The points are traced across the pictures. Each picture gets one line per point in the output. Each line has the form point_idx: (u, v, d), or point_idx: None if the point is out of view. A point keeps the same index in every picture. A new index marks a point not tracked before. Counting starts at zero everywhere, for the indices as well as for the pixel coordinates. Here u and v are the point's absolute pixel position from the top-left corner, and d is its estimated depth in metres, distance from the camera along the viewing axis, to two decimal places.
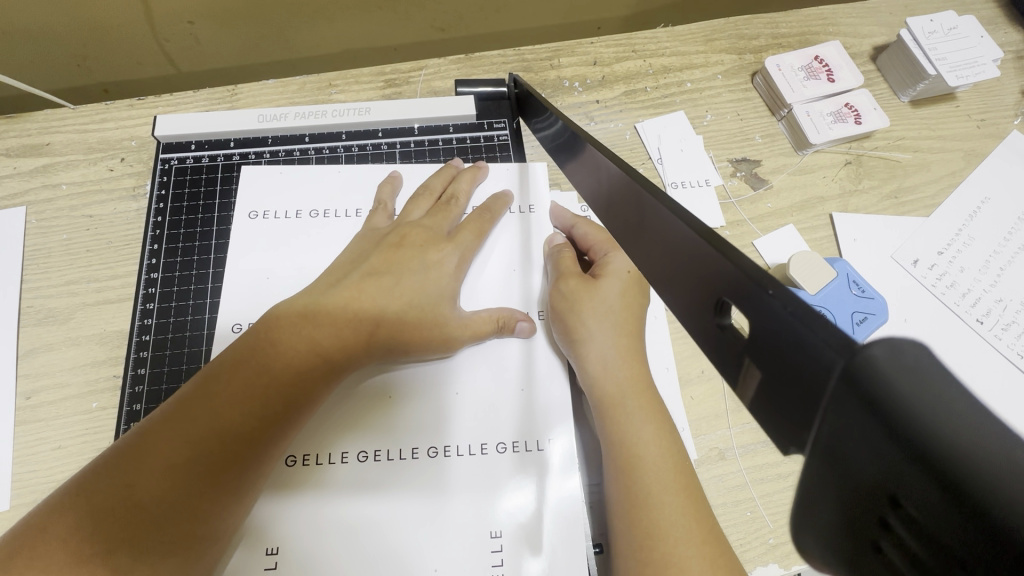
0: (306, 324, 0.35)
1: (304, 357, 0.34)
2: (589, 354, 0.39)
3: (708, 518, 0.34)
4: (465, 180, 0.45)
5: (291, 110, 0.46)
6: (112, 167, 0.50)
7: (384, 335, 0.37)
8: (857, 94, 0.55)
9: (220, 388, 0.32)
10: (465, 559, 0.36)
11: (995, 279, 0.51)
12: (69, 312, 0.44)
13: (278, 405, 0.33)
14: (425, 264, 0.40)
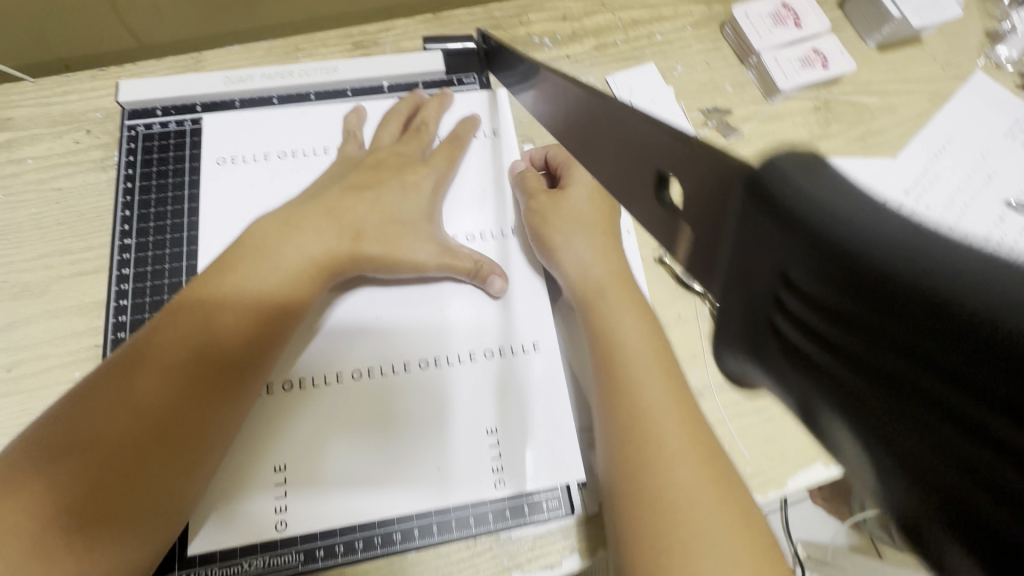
0: (281, 247, 0.37)
1: (283, 284, 0.36)
2: (573, 254, 0.40)
3: (688, 400, 0.34)
4: (432, 107, 0.46)
5: (258, 71, 0.45)
6: (79, 140, 0.49)
7: (367, 245, 0.39)
8: (823, 39, 0.56)
9: (198, 317, 0.33)
10: (466, 455, 0.38)
11: (960, 215, 0.53)
12: (44, 285, 0.44)
13: (263, 327, 0.35)
14: (402, 184, 0.42)
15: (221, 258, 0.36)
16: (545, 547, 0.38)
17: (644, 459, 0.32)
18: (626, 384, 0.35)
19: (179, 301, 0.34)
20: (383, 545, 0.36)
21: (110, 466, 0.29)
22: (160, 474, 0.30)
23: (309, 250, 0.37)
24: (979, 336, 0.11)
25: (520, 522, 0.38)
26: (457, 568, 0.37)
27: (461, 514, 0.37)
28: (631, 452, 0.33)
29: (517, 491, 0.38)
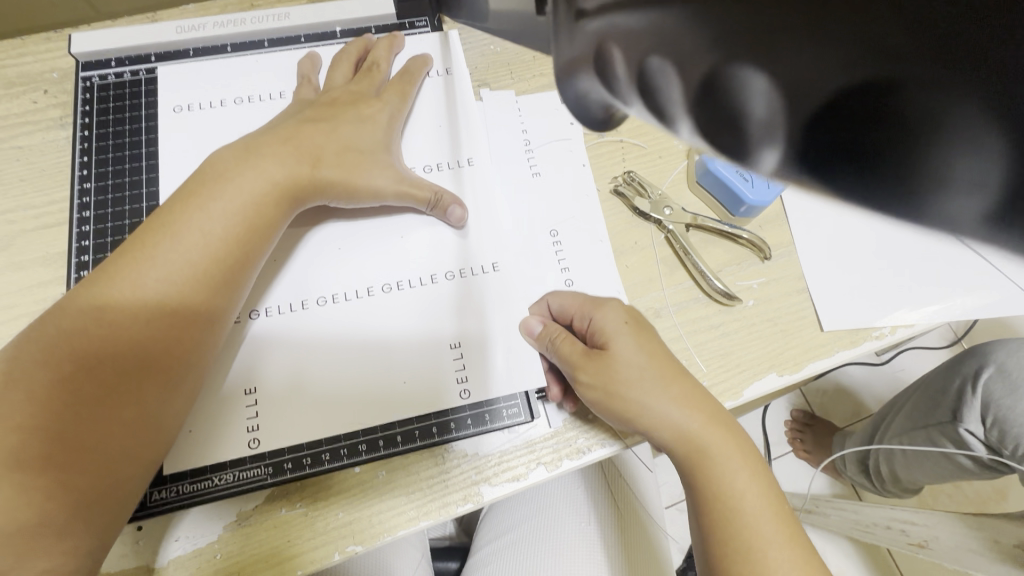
0: (237, 178, 0.36)
1: (240, 217, 0.36)
2: (622, 377, 0.37)
3: (738, 433, 0.37)
4: (382, 49, 0.47)
5: (210, 20, 0.46)
6: (36, 100, 0.49)
7: (326, 170, 0.40)
8: None
9: (155, 248, 0.34)
10: (431, 367, 0.41)
11: None
12: (8, 239, 0.44)
13: (223, 260, 0.35)
14: (359, 115, 0.43)
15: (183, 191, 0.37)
16: (506, 458, 0.41)
17: (722, 526, 0.34)
18: (694, 477, 0.36)
19: (146, 227, 0.35)
20: (350, 456, 0.39)
21: (102, 389, 0.31)
22: (152, 396, 0.33)
23: (263, 180, 0.37)
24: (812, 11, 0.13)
25: (478, 433, 0.41)
26: (422, 480, 0.40)
27: (424, 427, 0.40)
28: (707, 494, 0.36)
29: (476, 403, 0.41)
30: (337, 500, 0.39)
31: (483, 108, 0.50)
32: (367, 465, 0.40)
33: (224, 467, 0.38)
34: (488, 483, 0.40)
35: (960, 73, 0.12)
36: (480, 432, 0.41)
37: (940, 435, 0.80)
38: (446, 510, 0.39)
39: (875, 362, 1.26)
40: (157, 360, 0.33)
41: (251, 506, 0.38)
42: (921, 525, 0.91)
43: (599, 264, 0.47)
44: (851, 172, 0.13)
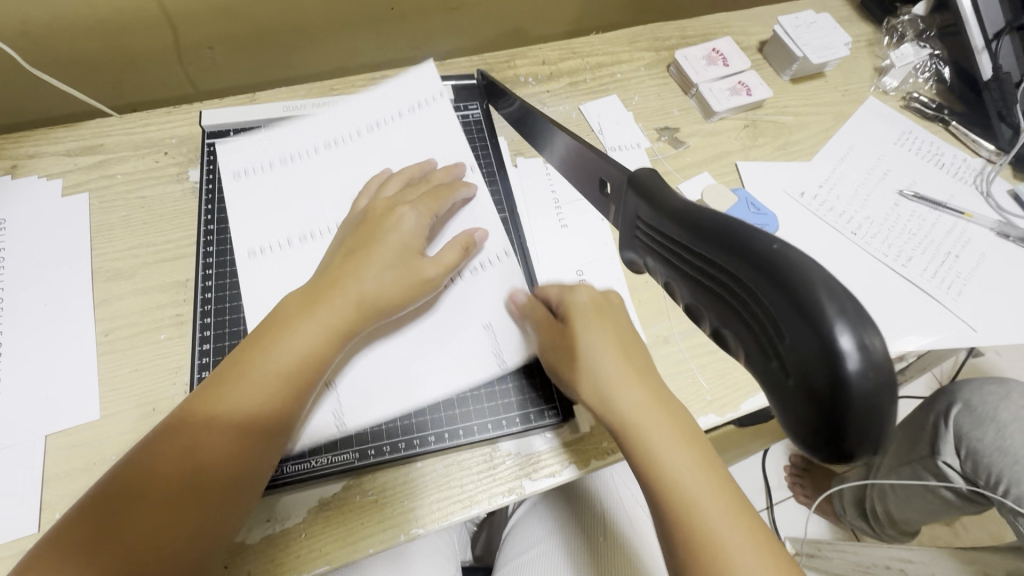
0: (292, 328, 0.42)
1: (287, 364, 0.41)
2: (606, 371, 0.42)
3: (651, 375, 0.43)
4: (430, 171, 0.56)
5: (308, 101, 0.61)
6: (158, 159, 0.61)
7: (373, 290, 0.45)
8: (746, 74, 0.72)
9: (221, 396, 0.40)
10: (488, 378, 0.50)
11: (863, 203, 0.66)
12: (133, 269, 0.54)
13: (277, 402, 0.40)
14: (390, 229, 0.48)
15: (251, 337, 0.43)
16: (542, 458, 0.49)
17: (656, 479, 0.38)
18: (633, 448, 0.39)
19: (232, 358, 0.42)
20: (421, 446, 0.47)
21: (174, 502, 0.37)
22: (213, 502, 0.38)
23: (310, 333, 0.42)
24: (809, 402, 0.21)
25: (524, 432, 0.49)
26: (474, 472, 0.48)
27: (481, 423, 0.49)
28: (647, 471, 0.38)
29: (527, 402, 0.50)
30: (403, 489, 0.46)
31: (525, 189, 0.61)
32: (427, 460, 0.47)
33: (318, 453, 0.46)
34: (530, 478, 0.48)
35: (816, 397, 0.21)
36: (530, 428, 0.49)
37: (922, 469, 0.86)
38: (492, 499, 0.47)
39: None
40: (221, 472, 0.38)
41: (331, 492, 0.46)
42: (916, 563, 0.90)
43: (616, 297, 0.56)
44: (814, 413, 0.21)
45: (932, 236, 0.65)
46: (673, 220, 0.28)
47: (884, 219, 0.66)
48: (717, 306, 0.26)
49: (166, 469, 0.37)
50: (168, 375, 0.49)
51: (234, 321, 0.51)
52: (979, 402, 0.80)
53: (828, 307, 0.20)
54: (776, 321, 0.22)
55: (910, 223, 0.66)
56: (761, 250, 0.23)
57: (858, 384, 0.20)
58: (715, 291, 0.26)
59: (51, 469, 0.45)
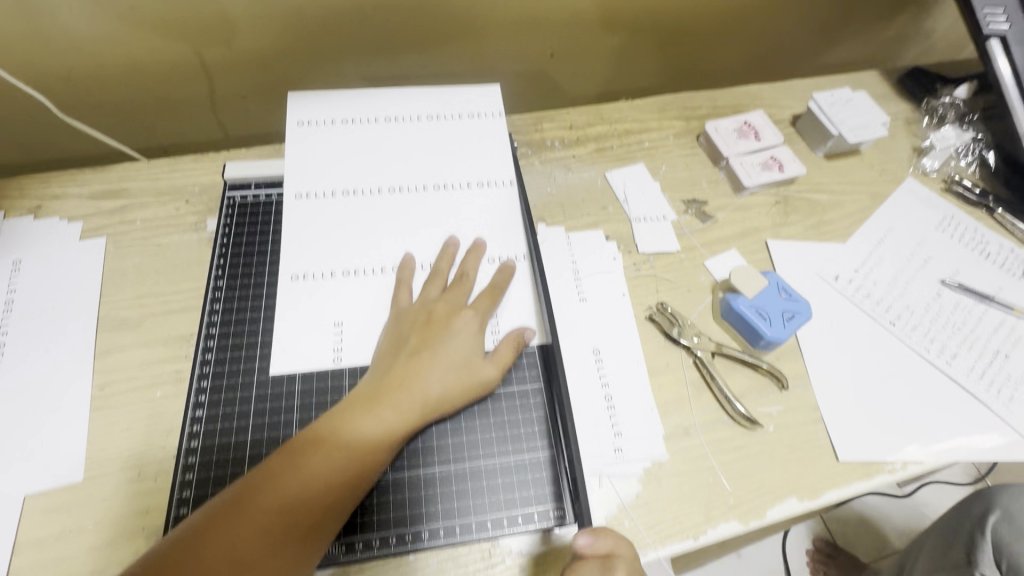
0: (363, 420, 0.43)
1: (347, 464, 0.41)
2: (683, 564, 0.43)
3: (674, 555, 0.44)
4: (471, 259, 0.54)
5: (326, 120, 0.59)
6: (178, 207, 0.60)
7: (436, 396, 0.46)
8: (778, 149, 0.70)
9: (276, 492, 0.39)
10: (492, 472, 0.47)
11: (902, 291, 0.63)
12: (139, 320, 0.53)
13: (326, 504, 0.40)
14: (452, 332, 0.49)
15: (313, 429, 0.43)
16: (550, 561, 0.44)
17: None
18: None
19: (289, 451, 0.41)
20: (413, 542, 0.44)
21: None
22: None
23: (371, 434, 0.43)
24: None
25: (527, 532, 0.45)
26: (472, 571, 0.44)
27: (479, 519, 0.45)
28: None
29: (534, 498, 0.46)
30: None
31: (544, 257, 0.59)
32: (420, 555, 0.44)
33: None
34: None
35: None
36: (534, 530, 0.45)
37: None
38: None
39: (897, 494, 1.27)
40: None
41: None
42: None
43: (634, 384, 0.53)
44: None
45: (979, 331, 0.61)
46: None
47: (925, 310, 0.62)
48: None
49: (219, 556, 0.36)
50: (159, 438, 0.47)
51: (230, 384, 0.49)
52: (1018, 512, 0.74)
53: None
54: None
55: (954, 315, 0.61)
56: None
57: None
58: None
59: (24, 535, 0.43)
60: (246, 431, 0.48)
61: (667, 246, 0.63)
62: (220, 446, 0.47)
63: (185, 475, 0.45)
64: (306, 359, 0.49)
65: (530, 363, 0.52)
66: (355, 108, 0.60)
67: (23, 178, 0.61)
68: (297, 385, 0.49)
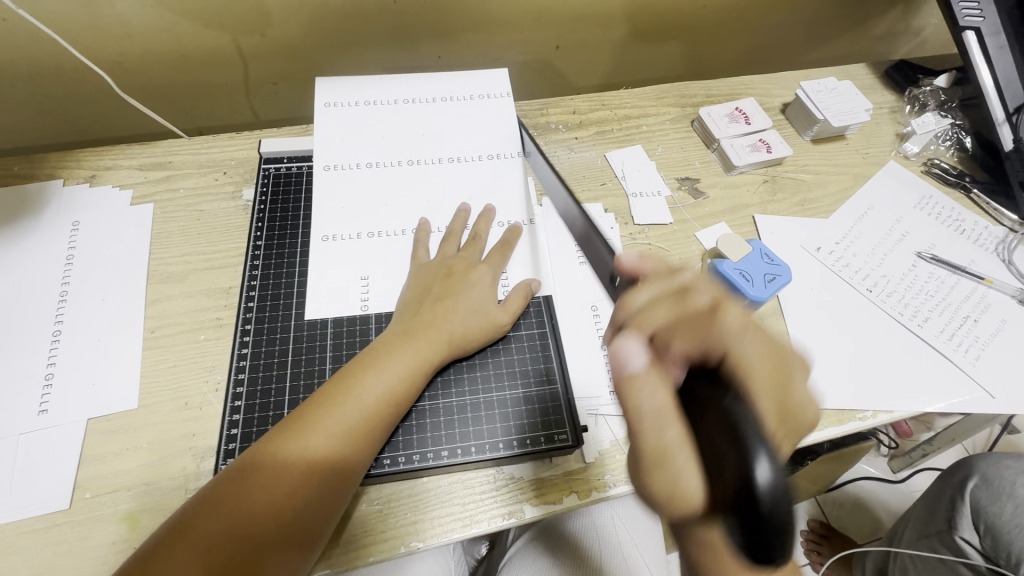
0: (395, 358, 0.48)
1: (382, 395, 0.46)
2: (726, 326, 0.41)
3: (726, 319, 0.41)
4: (482, 221, 0.60)
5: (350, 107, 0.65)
6: (217, 178, 0.67)
7: (457, 338, 0.52)
8: (767, 133, 0.75)
9: (322, 419, 0.44)
10: (499, 405, 0.52)
11: (880, 261, 0.68)
12: (183, 274, 0.59)
13: (368, 428, 0.45)
14: (470, 284, 0.55)
15: (350, 366, 0.48)
16: (547, 483, 0.50)
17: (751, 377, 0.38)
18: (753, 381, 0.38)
19: (330, 386, 0.46)
20: (426, 462, 0.49)
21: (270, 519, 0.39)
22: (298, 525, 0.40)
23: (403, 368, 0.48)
24: None
25: (532, 457, 0.50)
26: (479, 491, 0.49)
27: (487, 442, 0.50)
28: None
29: (537, 427, 0.51)
30: (406, 503, 0.48)
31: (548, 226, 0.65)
32: (432, 476, 0.49)
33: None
34: (530, 503, 0.49)
35: None
36: (541, 452, 0.50)
37: (940, 543, 0.83)
38: (491, 520, 0.48)
39: (891, 479, 1.31)
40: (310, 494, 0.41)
41: None
42: None
43: None
44: None
45: (951, 299, 0.65)
46: (724, 413, 0.35)
47: (901, 280, 0.66)
48: (729, 476, 0.32)
49: (274, 484, 0.41)
50: (202, 374, 0.53)
51: (269, 327, 0.55)
52: (995, 477, 0.80)
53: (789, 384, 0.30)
54: None
55: (928, 284, 0.66)
56: None
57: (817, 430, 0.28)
58: (733, 470, 0.32)
59: (88, 450, 0.49)
60: (286, 366, 0.54)
61: (661, 218, 0.68)
62: (265, 378, 0.53)
63: (235, 402, 0.52)
64: (338, 305, 0.56)
65: (536, 312, 0.58)
66: (378, 91, 0.67)
67: (78, 151, 0.67)
68: (330, 329, 0.55)
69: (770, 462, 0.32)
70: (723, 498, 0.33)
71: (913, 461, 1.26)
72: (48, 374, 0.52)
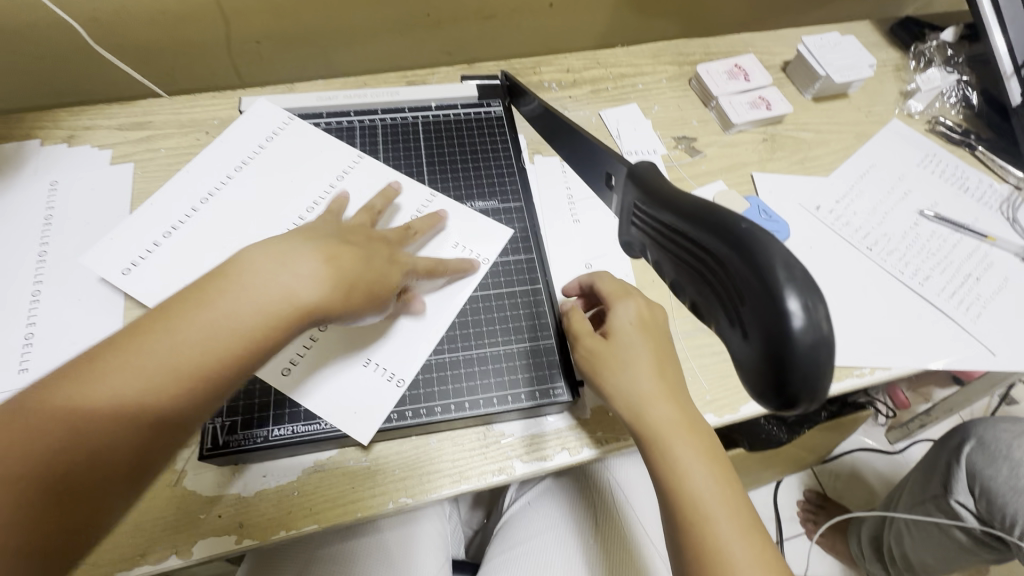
0: (265, 275, 0.36)
1: (239, 327, 0.34)
2: (628, 329, 0.47)
3: (649, 327, 0.47)
4: (425, 222, 0.55)
5: (340, 94, 0.66)
6: (199, 138, 0.65)
7: (353, 282, 0.39)
8: (766, 90, 0.73)
9: (147, 349, 0.32)
10: (494, 359, 0.51)
11: (880, 220, 0.66)
12: None
13: (211, 369, 0.33)
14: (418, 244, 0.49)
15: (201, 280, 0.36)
16: (539, 441, 0.49)
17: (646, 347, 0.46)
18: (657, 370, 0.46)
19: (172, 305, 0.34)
20: (414, 418, 0.48)
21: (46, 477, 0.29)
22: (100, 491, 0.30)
23: (273, 295, 0.35)
24: (764, 353, 0.24)
25: (527, 411, 0.50)
26: (469, 448, 0.49)
27: (480, 398, 0.49)
28: (693, 542, 0.40)
29: (534, 380, 0.50)
30: (395, 460, 0.48)
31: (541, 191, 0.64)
32: (422, 434, 0.49)
33: (328, 415, 0.46)
34: (521, 459, 0.49)
35: (760, 350, 0.24)
36: (537, 405, 0.49)
37: (935, 508, 0.85)
38: (482, 477, 0.48)
39: (888, 450, 1.31)
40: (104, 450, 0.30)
41: (326, 456, 0.47)
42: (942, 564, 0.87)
43: None
44: (760, 360, 0.24)
45: (953, 257, 0.64)
46: (729, 244, 0.25)
47: (902, 238, 0.65)
48: (751, 319, 0.24)
49: (56, 427, 0.29)
50: None
51: None
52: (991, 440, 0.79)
53: (779, 275, 0.23)
54: (742, 287, 0.24)
55: (930, 243, 0.65)
56: (734, 232, 0.25)
57: (799, 339, 0.23)
58: (760, 318, 0.24)
59: None
60: None
61: None
62: None
63: None
64: None
65: (526, 267, 0.56)
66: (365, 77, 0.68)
67: (54, 111, 0.65)
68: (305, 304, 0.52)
69: (805, 294, 0.23)
70: (758, 364, 0.24)
71: (911, 431, 1.25)
72: (28, 333, 0.51)
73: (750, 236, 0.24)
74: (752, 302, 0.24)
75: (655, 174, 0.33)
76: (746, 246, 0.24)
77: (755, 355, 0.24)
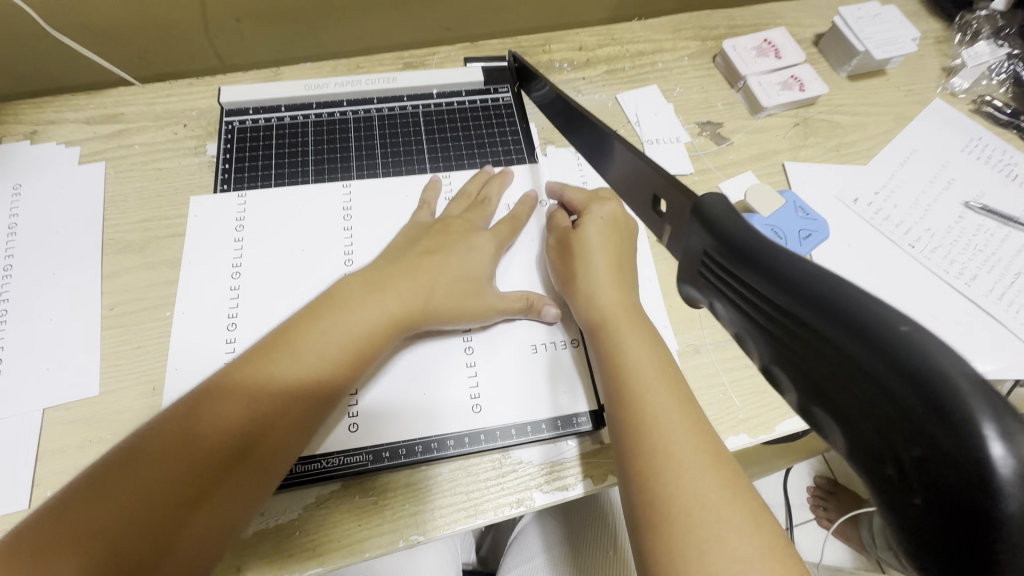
0: (361, 301, 0.42)
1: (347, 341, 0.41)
2: (598, 229, 0.49)
3: (621, 235, 0.50)
4: (495, 184, 0.56)
5: (331, 81, 0.60)
6: (177, 131, 0.59)
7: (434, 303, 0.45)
8: (800, 68, 0.66)
9: (276, 363, 0.39)
10: (509, 382, 0.48)
11: (923, 214, 0.61)
12: (143, 243, 0.52)
13: (328, 373, 0.40)
14: (469, 248, 0.50)
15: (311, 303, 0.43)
16: (560, 469, 0.46)
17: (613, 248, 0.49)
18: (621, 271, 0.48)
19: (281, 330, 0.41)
20: (425, 453, 0.44)
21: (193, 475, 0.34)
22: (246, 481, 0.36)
23: (371, 316, 0.42)
24: (940, 507, 0.17)
25: (546, 441, 0.46)
26: (483, 478, 0.45)
27: (496, 429, 0.46)
28: (630, 419, 0.39)
29: (555, 407, 0.47)
30: (404, 493, 0.44)
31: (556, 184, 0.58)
32: (433, 463, 0.45)
33: (331, 452, 0.44)
34: (541, 490, 0.45)
35: (931, 503, 0.17)
36: (558, 435, 0.46)
37: None
38: (499, 509, 0.44)
39: None
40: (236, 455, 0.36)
41: (328, 490, 0.43)
42: None
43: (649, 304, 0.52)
44: (928, 514, 0.18)
45: (1000, 254, 0.59)
46: (887, 357, 0.18)
47: (947, 233, 0.60)
48: (915, 467, 0.18)
49: (208, 434, 0.35)
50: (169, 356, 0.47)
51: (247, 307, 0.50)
52: None
53: (973, 405, 0.17)
54: (905, 417, 0.18)
55: (976, 238, 0.60)
56: (892, 339, 0.18)
57: (1002, 495, 0.16)
58: (934, 462, 0.17)
59: (46, 444, 0.44)
60: None
61: (680, 169, 0.61)
62: None
63: None
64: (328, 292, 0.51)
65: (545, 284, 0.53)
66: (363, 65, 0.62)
67: (14, 103, 0.59)
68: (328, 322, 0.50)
69: (1010, 435, 0.16)
70: (920, 516, 0.18)
71: None
72: None
73: (918, 349, 0.18)
74: (929, 442, 0.17)
75: (736, 223, 0.26)
76: (913, 362, 0.17)
77: (917, 507, 0.18)
